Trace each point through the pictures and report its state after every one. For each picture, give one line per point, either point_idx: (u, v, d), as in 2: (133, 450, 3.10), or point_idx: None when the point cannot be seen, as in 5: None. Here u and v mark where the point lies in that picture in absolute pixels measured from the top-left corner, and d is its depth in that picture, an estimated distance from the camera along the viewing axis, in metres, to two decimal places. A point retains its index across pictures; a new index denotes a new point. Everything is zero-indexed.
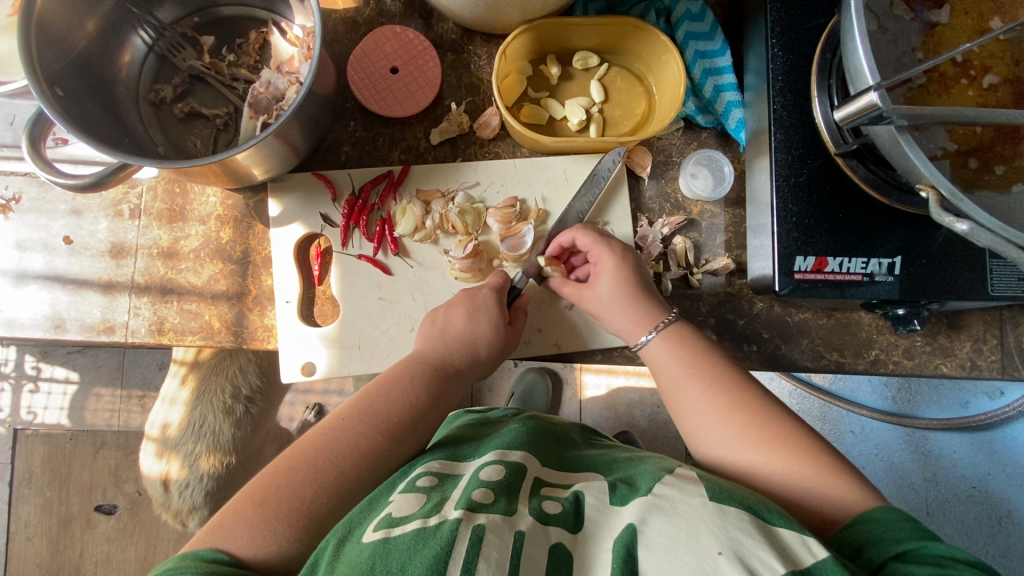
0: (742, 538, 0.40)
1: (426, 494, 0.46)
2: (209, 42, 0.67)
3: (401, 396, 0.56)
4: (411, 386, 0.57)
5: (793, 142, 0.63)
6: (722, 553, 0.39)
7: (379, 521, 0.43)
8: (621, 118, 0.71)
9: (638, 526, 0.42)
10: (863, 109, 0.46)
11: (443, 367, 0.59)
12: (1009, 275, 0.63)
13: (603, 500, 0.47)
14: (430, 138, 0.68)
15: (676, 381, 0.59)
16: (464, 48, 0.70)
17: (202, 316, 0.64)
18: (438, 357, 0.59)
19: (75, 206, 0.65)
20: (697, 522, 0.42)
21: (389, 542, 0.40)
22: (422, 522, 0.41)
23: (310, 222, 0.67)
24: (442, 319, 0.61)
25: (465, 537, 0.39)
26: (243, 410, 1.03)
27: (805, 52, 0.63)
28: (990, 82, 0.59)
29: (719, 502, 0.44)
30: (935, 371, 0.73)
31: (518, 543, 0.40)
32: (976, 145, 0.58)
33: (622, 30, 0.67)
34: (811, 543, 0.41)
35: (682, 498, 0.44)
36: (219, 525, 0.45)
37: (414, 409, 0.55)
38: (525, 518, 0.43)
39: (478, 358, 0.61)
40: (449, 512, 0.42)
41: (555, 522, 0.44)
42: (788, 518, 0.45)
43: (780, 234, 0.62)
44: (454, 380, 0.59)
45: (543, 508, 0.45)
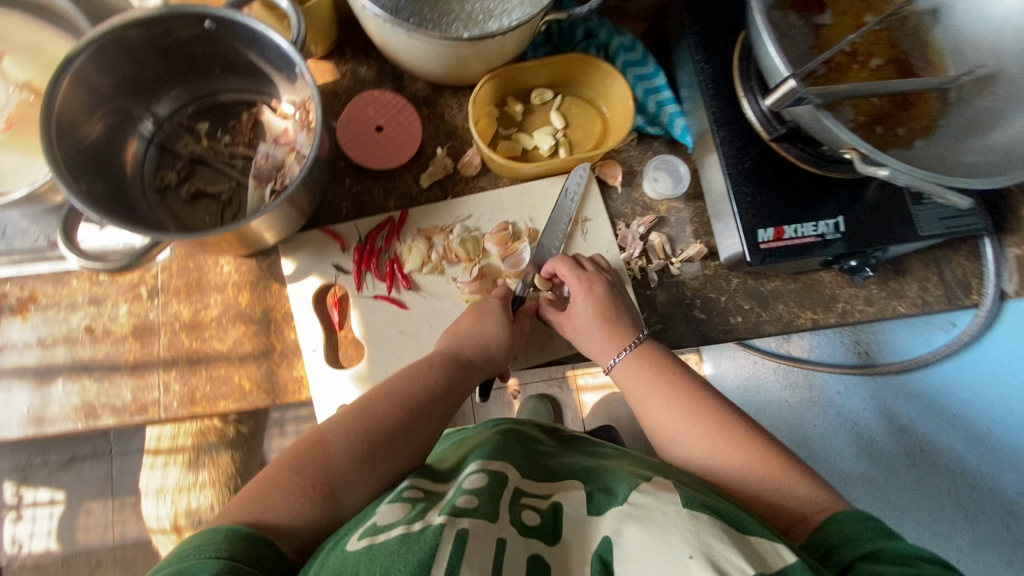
0: (713, 541, 0.44)
1: (411, 504, 0.49)
2: (205, 128, 0.73)
3: (418, 380, 0.62)
4: (427, 374, 0.62)
5: (734, 136, 0.73)
6: (693, 557, 0.42)
7: (365, 529, 0.46)
8: (583, 138, 0.81)
9: (613, 537, 0.46)
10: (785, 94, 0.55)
11: (457, 358, 0.65)
12: (932, 216, 0.75)
13: (583, 511, 0.51)
14: (420, 182, 0.76)
15: None
16: (437, 101, 0.79)
17: (232, 379, 0.67)
18: (452, 349, 0.66)
19: (93, 296, 0.68)
20: (670, 527, 0.45)
21: (373, 547, 0.43)
22: (406, 528, 0.44)
23: (324, 272, 0.71)
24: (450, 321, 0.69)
25: (448, 540, 0.42)
26: (235, 432, 0.99)
27: (726, 62, 0.75)
28: (876, 63, 0.72)
29: (692, 509, 0.47)
30: (894, 312, 0.84)
31: (497, 552, 0.43)
32: (878, 114, 0.71)
33: (570, 65, 0.78)
34: (781, 550, 0.45)
35: (655, 506, 0.48)
36: (255, 494, 0.49)
37: (429, 393, 0.61)
38: (505, 527, 0.47)
39: (489, 351, 0.66)
40: (434, 518, 0.45)
41: (536, 535, 0.48)
42: (760, 524, 0.49)
43: (741, 213, 0.72)
44: (461, 366, 0.65)
45: (524, 522, 0.48)
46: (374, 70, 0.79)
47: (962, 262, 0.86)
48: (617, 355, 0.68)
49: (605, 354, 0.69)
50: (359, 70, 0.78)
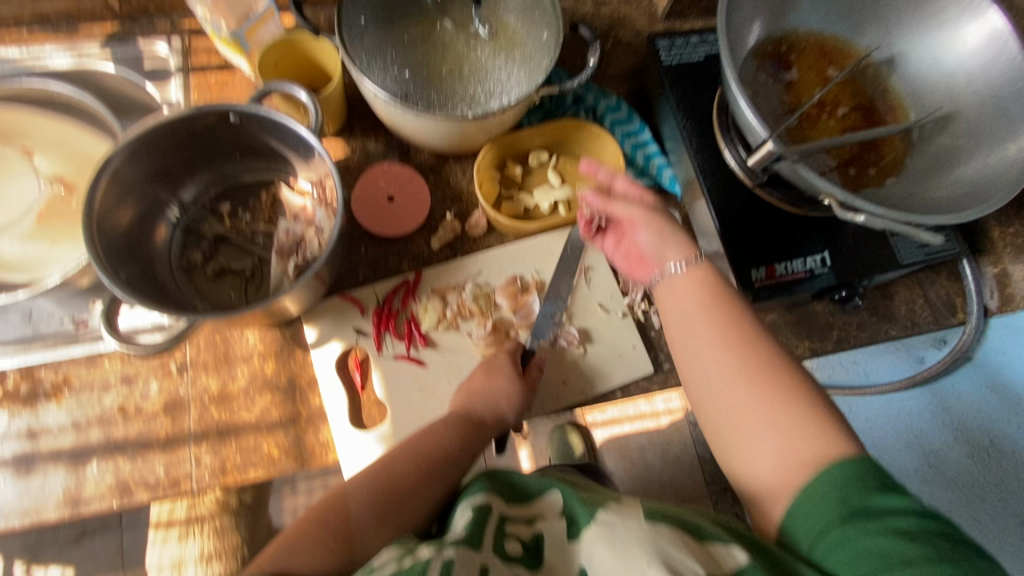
0: (670, 548, 0.48)
1: (403, 545, 0.50)
2: (228, 208, 0.78)
3: (436, 436, 0.66)
4: (443, 433, 0.66)
5: (720, 185, 0.79)
6: (651, 564, 0.46)
7: (359, 571, 0.47)
8: (580, 193, 0.87)
9: (588, 564, 0.49)
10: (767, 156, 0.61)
11: (468, 417, 0.69)
12: (911, 245, 0.81)
13: (561, 536, 0.53)
14: (431, 245, 0.80)
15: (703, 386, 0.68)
16: (441, 169, 0.85)
17: (261, 447, 0.70)
18: (463, 408, 0.69)
19: (125, 376, 0.71)
20: (634, 543, 0.48)
21: None
22: (396, 562, 0.47)
23: (346, 336, 0.74)
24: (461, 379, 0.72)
25: (436, 570, 0.45)
26: (237, 500, 0.98)
27: (706, 118, 0.82)
28: (843, 111, 0.79)
29: (654, 522, 0.51)
30: (886, 335, 0.88)
31: None
32: (850, 157, 0.76)
33: (563, 129, 0.84)
34: (734, 550, 0.51)
35: (623, 522, 0.51)
36: (284, 545, 0.54)
37: (445, 451, 0.65)
38: (485, 553, 0.49)
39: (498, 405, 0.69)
40: (422, 553, 0.48)
41: (517, 561, 0.50)
42: (714, 531, 0.54)
43: (731, 255, 0.78)
44: (474, 427, 0.68)
45: (507, 549, 0.51)
46: (381, 144, 0.85)
47: (944, 283, 0.91)
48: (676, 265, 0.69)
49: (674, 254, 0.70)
50: (368, 144, 0.84)
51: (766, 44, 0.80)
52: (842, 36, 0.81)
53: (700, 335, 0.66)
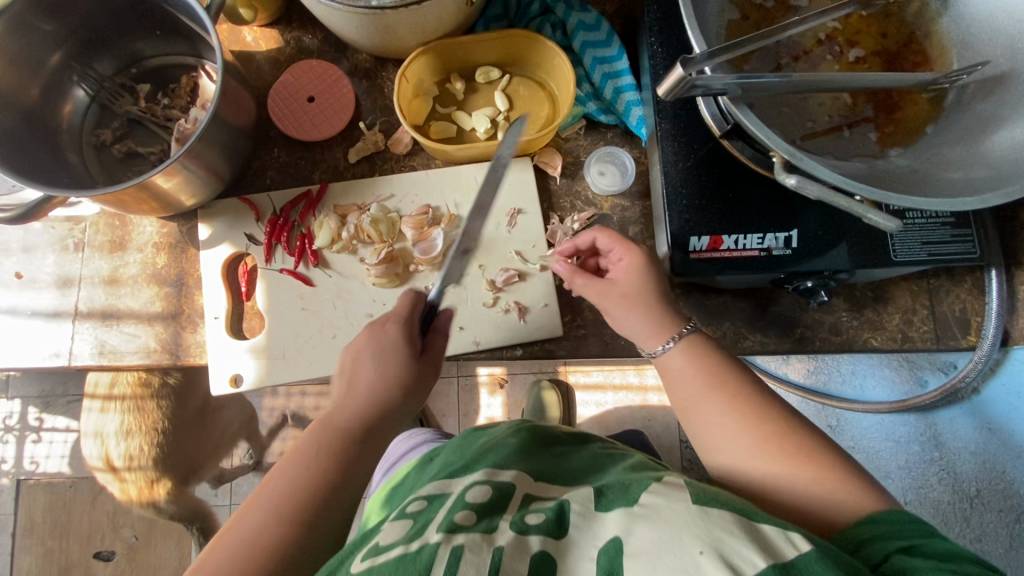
0: (726, 537, 0.41)
1: (412, 519, 0.49)
2: (146, 89, 0.74)
3: (303, 460, 0.51)
4: (304, 458, 0.51)
5: (679, 130, 0.66)
6: (703, 552, 0.40)
7: (367, 549, 0.45)
8: (527, 122, 0.76)
9: (623, 536, 0.43)
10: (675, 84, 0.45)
11: (349, 429, 0.54)
12: (911, 240, 0.65)
13: (588, 506, 0.49)
14: (348, 158, 0.73)
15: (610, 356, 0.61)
16: (377, 75, 0.76)
17: (139, 337, 0.69)
18: (343, 418, 0.54)
19: (26, 244, 0.71)
20: (681, 524, 0.42)
21: (374, 569, 0.42)
22: (404, 547, 0.44)
23: (237, 241, 0.71)
24: (349, 372, 0.58)
25: (443, 557, 0.41)
26: (157, 382, 1.29)
27: (683, 46, 0.67)
28: (856, 55, 0.62)
29: (703, 505, 0.44)
30: (866, 345, 0.74)
31: (496, 558, 0.42)
32: (849, 115, 0.61)
33: (516, 43, 0.73)
34: (794, 537, 0.42)
35: (667, 504, 0.45)
36: None
37: (319, 477, 0.50)
38: (505, 534, 0.45)
39: (371, 393, 0.55)
40: (432, 536, 0.44)
41: (536, 531, 0.45)
42: (773, 517, 0.45)
43: (672, 216, 0.64)
44: (348, 435, 0.53)
45: (526, 520, 0.47)
46: (318, 39, 0.77)
47: (964, 296, 0.74)
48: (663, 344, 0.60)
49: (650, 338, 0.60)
50: (303, 38, 0.77)
51: None
52: None
53: (688, 405, 0.57)
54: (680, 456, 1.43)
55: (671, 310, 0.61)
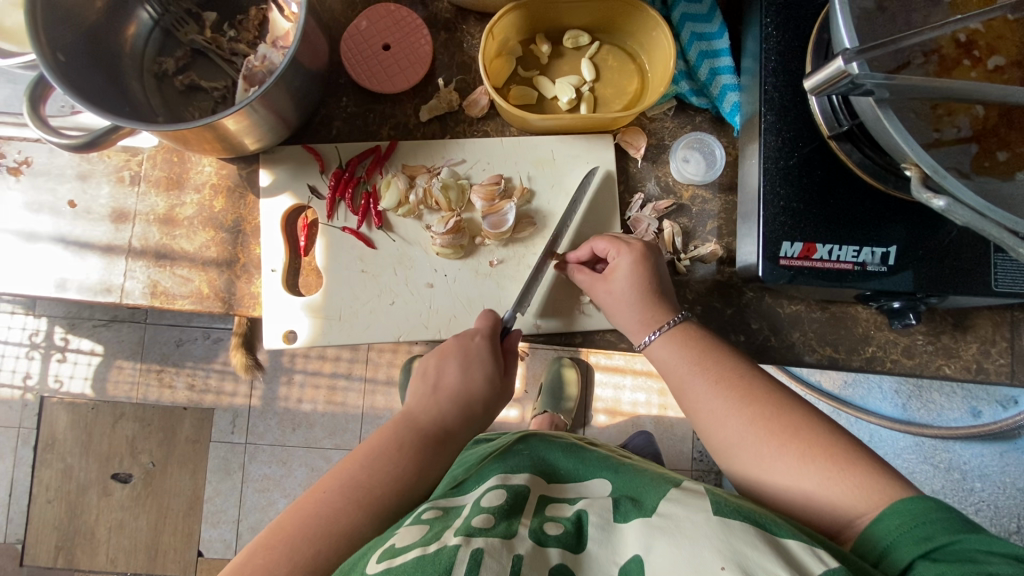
0: (747, 551, 0.40)
1: (429, 524, 0.46)
2: (212, 19, 0.69)
3: (370, 456, 0.54)
4: (384, 451, 0.54)
5: (785, 125, 0.61)
6: (724, 567, 0.39)
7: (383, 551, 0.43)
8: (613, 97, 0.71)
9: (643, 554, 0.42)
10: (830, 78, 0.43)
11: (431, 431, 0.57)
12: (1016, 269, 0.60)
13: (607, 518, 0.46)
14: (419, 116, 0.69)
15: (689, 354, 0.59)
16: (458, 27, 0.70)
17: (193, 281, 0.67)
18: (427, 418, 0.58)
19: (81, 172, 0.68)
20: (699, 538, 0.41)
21: (390, 573, 0.40)
22: (422, 551, 0.41)
23: (299, 193, 0.68)
24: (433, 375, 0.60)
25: (462, 562, 0.39)
26: None
27: (800, 32, 0.61)
28: (995, 63, 0.56)
29: (723, 515, 0.43)
30: (937, 372, 0.70)
31: (515, 566, 0.41)
32: (976, 130, 0.56)
33: (614, 8, 0.67)
34: (821, 552, 0.41)
35: (686, 516, 0.44)
36: None
37: (402, 480, 0.53)
38: (524, 541, 0.43)
39: (454, 392, 0.60)
40: (449, 538, 0.42)
41: (555, 543, 0.43)
42: (794, 528, 0.44)
43: (766, 218, 0.60)
44: (427, 436, 0.57)
45: (544, 529, 0.45)
46: None
47: None
48: (650, 335, 0.61)
49: (641, 329, 0.61)
50: None
51: None
52: None
53: (705, 419, 0.57)
54: (689, 447, 1.43)
55: (667, 301, 0.62)
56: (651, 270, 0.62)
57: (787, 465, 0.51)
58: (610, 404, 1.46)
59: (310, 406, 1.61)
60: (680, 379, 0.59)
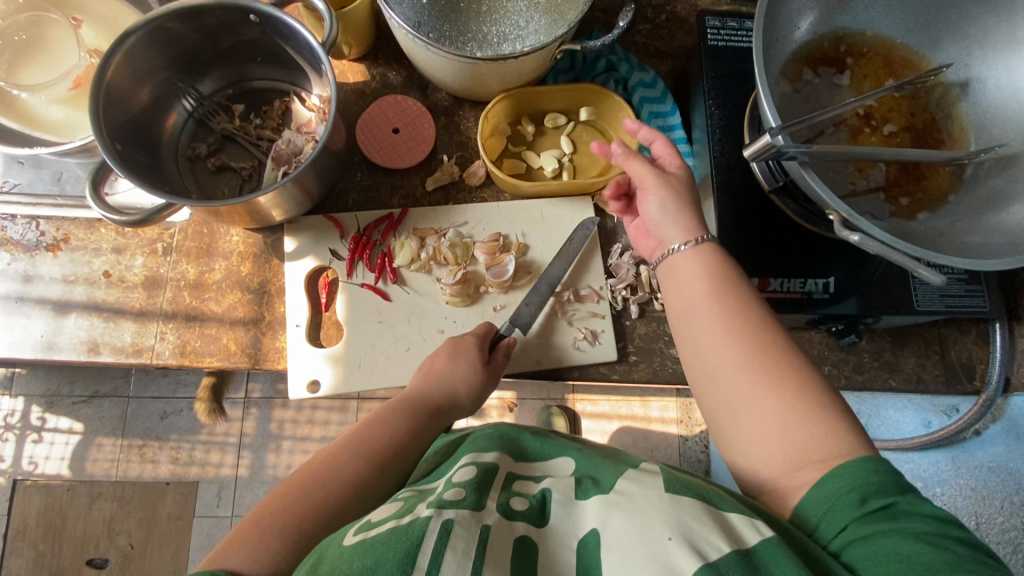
0: (694, 525, 0.45)
1: (404, 503, 0.51)
2: (240, 110, 0.80)
3: (372, 419, 0.62)
4: (380, 417, 0.63)
5: (733, 183, 0.74)
6: (674, 539, 0.44)
7: (359, 526, 0.47)
8: (589, 165, 0.84)
9: (600, 527, 0.47)
10: (762, 148, 0.56)
11: (421, 403, 0.66)
12: (931, 291, 0.73)
13: (569, 496, 0.52)
14: (425, 186, 0.80)
15: (696, 287, 0.60)
16: (455, 112, 0.83)
17: (220, 339, 0.73)
18: (422, 396, 0.66)
19: (116, 246, 0.75)
20: (654, 513, 0.46)
21: (366, 542, 0.44)
22: (394, 522, 0.46)
23: (320, 255, 0.76)
24: (427, 364, 0.69)
25: (432, 531, 0.43)
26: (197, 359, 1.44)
27: (737, 111, 0.76)
28: (890, 130, 0.71)
29: (675, 494, 0.49)
30: (885, 384, 0.81)
31: (483, 534, 0.45)
32: (882, 181, 0.70)
33: (585, 94, 0.81)
34: (759, 525, 0.46)
35: (642, 494, 0.49)
36: (222, 550, 0.48)
37: (395, 438, 0.60)
38: (491, 513, 0.48)
39: (442, 375, 0.68)
40: (422, 511, 0.47)
41: (520, 518, 0.49)
42: (739, 505, 0.49)
43: (726, 259, 0.72)
44: (414, 405, 0.65)
45: (510, 503, 0.50)
46: (402, 77, 0.84)
47: (970, 345, 0.82)
48: (680, 245, 0.62)
49: (674, 234, 0.63)
50: (388, 75, 0.83)
51: (825, 40, 0.73)
52: (914, 46, 0.72)
53: (704, 350, 0.59)
54: None
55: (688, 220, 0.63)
56: (673, 190, 0.63)
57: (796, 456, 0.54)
58: None
59: None
60: (690, 309, 0.60)
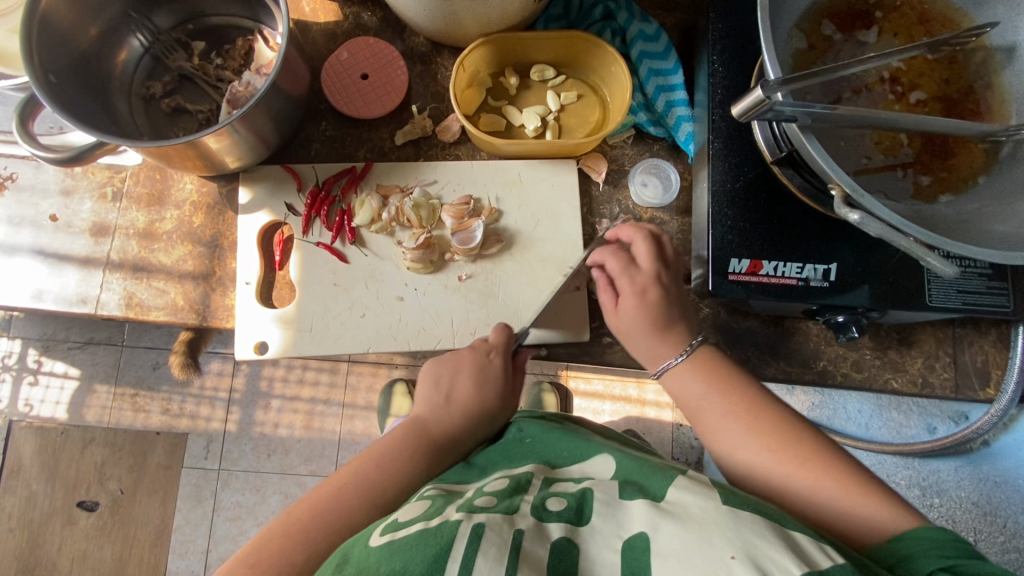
0: (756, 541, 0.40)
1: (432, 500, 0.49)
2: (200, 47, 0.74)
3: (378, 456, 0.58)
4: (388, 458, 0.57)
5: (732, 151, 0.66)
6: (735, 557, 0.38)
7: (387, 525, 0.46)
8: (576, 125, 0.76)
9: (649, 531, 0.42)
10: (753, 106, 0.47)
11: (430, 437, 0.60)
12: (947, 287, 0.65)
13: (612, 496, 0.48)
14: (394, 139, 0.73)
15: (704, 380, 0.59)
16: (433, 60, 0.76)
17: (168, 293, 0.69)
18: (441, 430, 0.60)
19: (64, 188, 0.71)
20: (708, 523, 0.41)
21: (395, 543, 0.43)
22: (425, 523, 0.44)
23: (276, 209, 0.71)
24: (448, 385, 0.62)
25: (464, 535, 0.42)
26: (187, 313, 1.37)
27: (744, 68, 0.67)
28: (918, 98, 0.62)
29: (734, 506, 0.43)
30: (886, 385, 0.74)
31: (516, 539, 0.42)
32: (903, 157, 0.61)
33: (576, 45, 0.72)
34: (828, 548, 0.40)
35: (693, 501, 0.44)
36: None
37: (401, 486, 0.56)
38: (525, 518, 0.45)
39: (483, 399, 0.62)
40: (452, 514, 0.45)
41: (555, 518, 0.45)
42: (804, 525, 0.44)
43: (715, 235, 0.64)
44: (446, 443, 0.60)
45: (545, 505, 0.47)
46: (377, 18, 0.76)
47: (987, 348, 0.74)
48: (674, 357, 0.61)
49: (656, 357, 0.62)
50: (362, 15, 0.76)
51: None
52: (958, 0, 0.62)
53: (714, 437, 0.58)
54: None
55: (685, 324, 0.63)
56: (659, 304, 0.62)
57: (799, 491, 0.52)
58: None
59: (286, 431, 1.59)
60: (696, 406, 0.59)
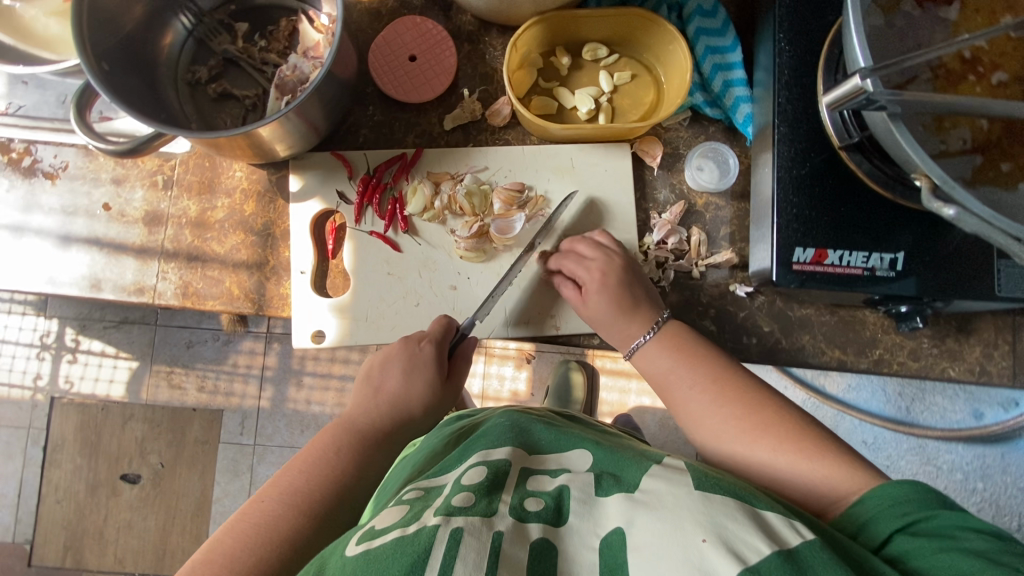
0: (728, 523, 0.40)
1: (410, 504, 0.45)
2: (243, 29, 0.72)
3: (326, 451, 0.56)
4: (321, 450, 0.56)
5: (798, 135, 0.63)
6: (707, 541, 0.39)
7: (362, 534, 0.42)
8: (630, 107, 0.74)
9: (626, 526, 0.41)
10: (851, 92, 0.47)
11: (357, 428, 0.59)
12: (1019, 274, 0.63)
13: (589, 492, 0.46)
14: (443, 124, 0.72)
15: (676, 356, 0.62)
16: (481, 39, 0.73)
17: (223, 282, 0.69)
18: (365, 422, 0.60)
19: (116, 176, 0.71)
20: (682, 511, 0.41)
21: (371, 553, 0.38)
22: (401, 531, 0.40)
23: (327, 198, 0.71)
24: (377, 378, 0.63)
25: (442, 541, 0.38)
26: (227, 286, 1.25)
27: (813, 46, 0.64)
28: (999, 79, 0.59)
29: (705, 490, 0.44)
30: (942, 374, 0.73)
31: (496, 542, 0.39)
32: (981, 142, 0.58)
33: (631, 22, 0.69)
34: (797, 526, 0.42)
35: (668, 490, 0.44)
36: None
37: (330, 480, 0.53)
38: (504, 518, 0.42)
39: (390, 391, 0.62)
40: (429, 519, 0.41)
41: (535, 518, 0.43)
42: (772, 502, 0.45)
43: (781, 224, 0.63)
44: (361, 437, 0.59)
45: (524, 505, 0.44)
46: None
47: None
48: (642, 337, 0.64)
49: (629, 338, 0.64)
50: None
51: None
52: None
53: (689, 418, 0.60)
54: None
55: (651, 304, 0.65)
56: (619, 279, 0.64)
57: (778, 456, 0.53)
58: (616, 406, 1.48)
59: (319, 408, 1.62)
60: (664, 380, 0.62)
